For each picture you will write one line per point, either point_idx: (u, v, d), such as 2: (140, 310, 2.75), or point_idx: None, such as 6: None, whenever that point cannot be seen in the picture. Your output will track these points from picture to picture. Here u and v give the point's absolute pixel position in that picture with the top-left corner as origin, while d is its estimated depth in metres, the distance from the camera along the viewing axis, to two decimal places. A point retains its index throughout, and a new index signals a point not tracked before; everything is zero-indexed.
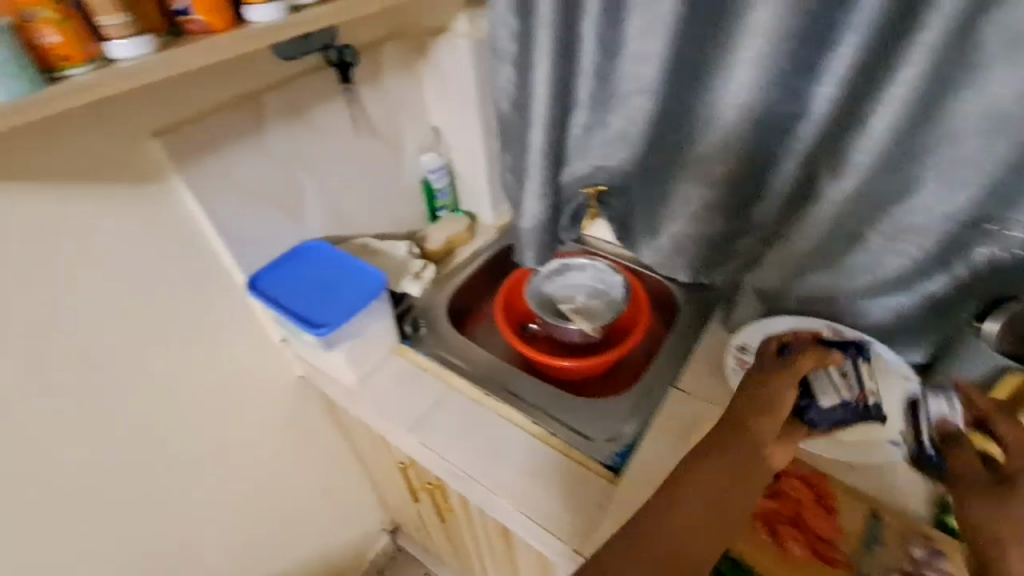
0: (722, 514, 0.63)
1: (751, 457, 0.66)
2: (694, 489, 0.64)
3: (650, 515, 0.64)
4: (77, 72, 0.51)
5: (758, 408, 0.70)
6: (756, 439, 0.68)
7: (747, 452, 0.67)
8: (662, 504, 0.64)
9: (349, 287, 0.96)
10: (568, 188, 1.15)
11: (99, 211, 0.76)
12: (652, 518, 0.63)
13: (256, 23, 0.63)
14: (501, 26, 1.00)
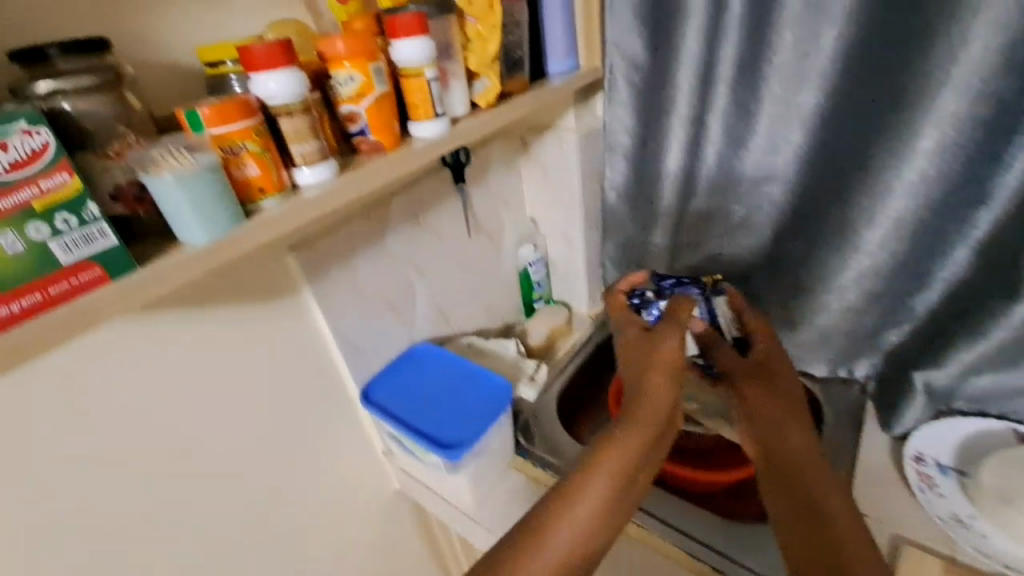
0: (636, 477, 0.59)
1: (666, 418, 0.63)
2: (641, 446, 0.60)
3: (589, 476, 0.58)
4: (270, 203, 0.47)
5: (645, 367, 0.67)
6: (654, 407, 0.63)
7: (659, 416, 0.63)
8: (614, 477, 0.58)
9: (474, 397, 0.89)
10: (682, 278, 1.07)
11: (233, 333, 0.71)
12: (625, 483, 0.58)
13: (421, 139, 0.60)
14: (614, 123, 0.95)
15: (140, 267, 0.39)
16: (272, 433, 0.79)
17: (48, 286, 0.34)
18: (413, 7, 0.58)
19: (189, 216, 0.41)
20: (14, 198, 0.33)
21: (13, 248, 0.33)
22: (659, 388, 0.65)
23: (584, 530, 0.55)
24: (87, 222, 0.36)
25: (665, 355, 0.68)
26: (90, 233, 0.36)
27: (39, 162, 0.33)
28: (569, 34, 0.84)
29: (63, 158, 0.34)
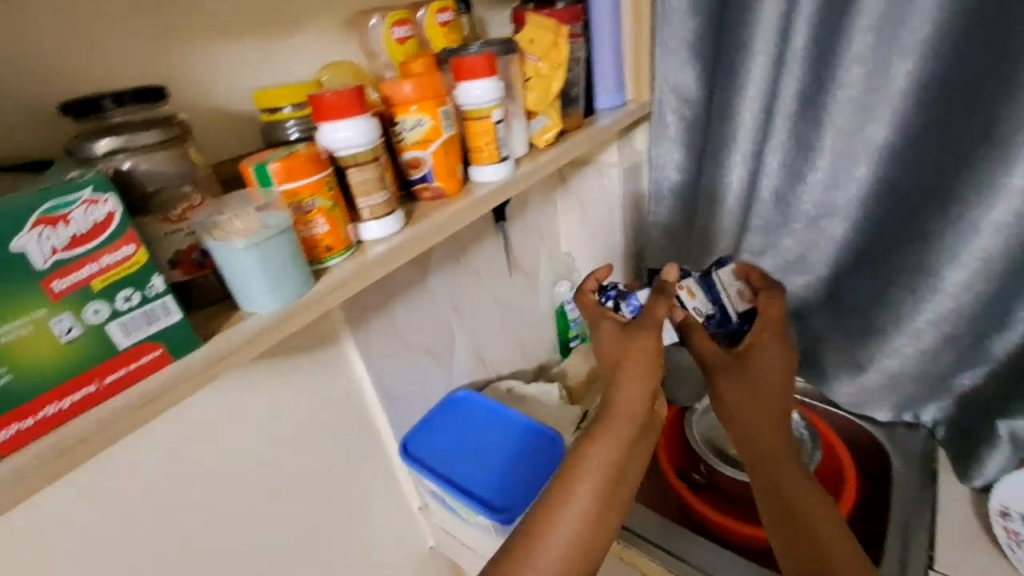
0: (624, 473, 0.51)
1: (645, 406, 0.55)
2: (623, 440, 0.52)
3: (572, 474, 0.50)
4: (335, 262, 0.43)
5: (618, 357, 0.57)
6: (629, 397, 0.55)
7: (639, 405, 0.55)
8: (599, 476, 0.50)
9: (523, 451, 0.82)
10: None
11: (271, 387, 0.65)
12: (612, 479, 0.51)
13: (483, 185, 0.56)
14: (661, 160, 0.94)
15: (203, 341, 0.35)
16: (306, 494, 0.72)
17: (103, 374, 0.30)
18: (478, 47, 0.55)
19: (255, 284, 0.36)
20: (73, 277, 0.28)
21: (68, 333, 0.28)
22: (636, 376, 0.55)
23: (583, 535, 0.48)
24: (149, 298, 0.31)
25: (631, 345, 0.57)
26: (152, 310, 0.31)
27: (103, 235, 0.29)
28: (620, 67, 0.81)
29: (129, 228, 0.30)
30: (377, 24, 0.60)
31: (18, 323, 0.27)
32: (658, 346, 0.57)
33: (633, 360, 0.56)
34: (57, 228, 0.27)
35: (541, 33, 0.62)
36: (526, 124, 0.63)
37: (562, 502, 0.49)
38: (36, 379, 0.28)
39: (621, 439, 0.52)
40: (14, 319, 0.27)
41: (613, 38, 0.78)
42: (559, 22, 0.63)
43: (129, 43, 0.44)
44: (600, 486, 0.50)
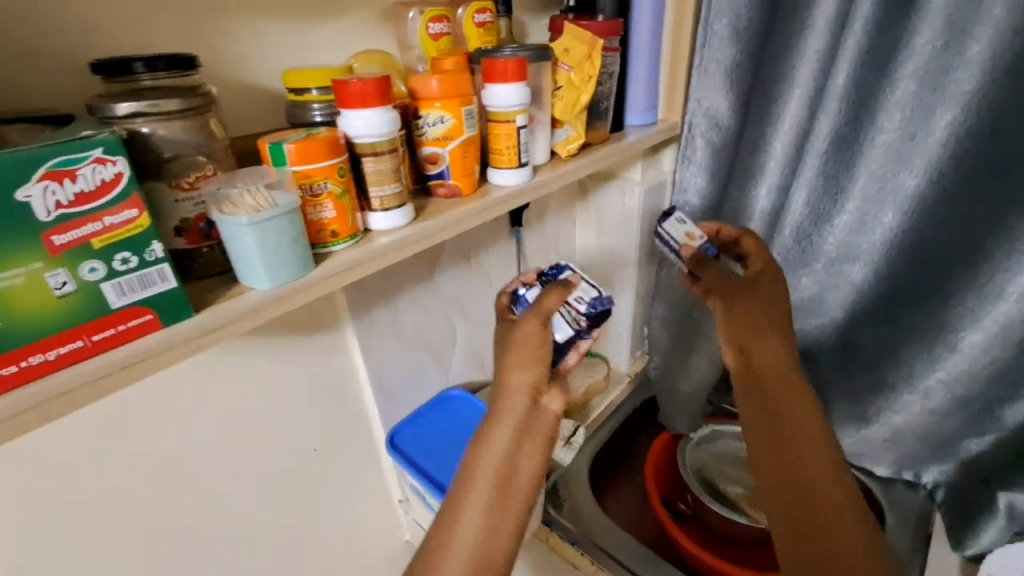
0: (517, 477, 0.48)
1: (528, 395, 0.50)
2: (509, 440, 0.49)
3: (465, 484, 0.47)
4: (339, 247, 0.43)
5: (505, 348, 0.53)
6: (516, 388, 0.50)
7: (527, 401, 0.50)
8: (486, 484, 0.47)
9: None
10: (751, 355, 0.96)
11: (264, 361, 0.65)
12: (498, 482, 0.47)
13: (499, 187, 0.56)
14: (685, 183, 0.90)
15: (195, 311, 0.35)
16: (287, 472, 0.72)
17: (92, 332, 0.30)
18: (511, 51, 0.55)
19: (254, 261, 0.37)
20: (73, 233, 0.29)
21: (62, 288, 0.29)
22: (519, 368, 0.51)
23: (479, 547, 0.45)
24: (146, 262, 0.31)
25: (516, 335, 0.52)
26: (147, 275, 0.32)
27: (107, 195, 0.29)
28: (654, 86, 0.80)
29: (136, 192, 0.30)
30: (414, 17, 0.60)
31: (14, 273, 0.27)
32: (546, 336, 0.52)
33: (520, 352, 0.51)
34: (63, 183, 0.28)
35: (577, 44, 0.61)
36: (551, 132, 0.63)
37: (456, 512, 0.46)
38: (26, 329, 0.28)
39: (507, 438, 0.49)
40: (10, 268, 0.27)
41: (650, 57, 0.77)
42: (597, 35, 0.63)
43: (166, 11, 0.45)
44: (488, 495, 0.47)
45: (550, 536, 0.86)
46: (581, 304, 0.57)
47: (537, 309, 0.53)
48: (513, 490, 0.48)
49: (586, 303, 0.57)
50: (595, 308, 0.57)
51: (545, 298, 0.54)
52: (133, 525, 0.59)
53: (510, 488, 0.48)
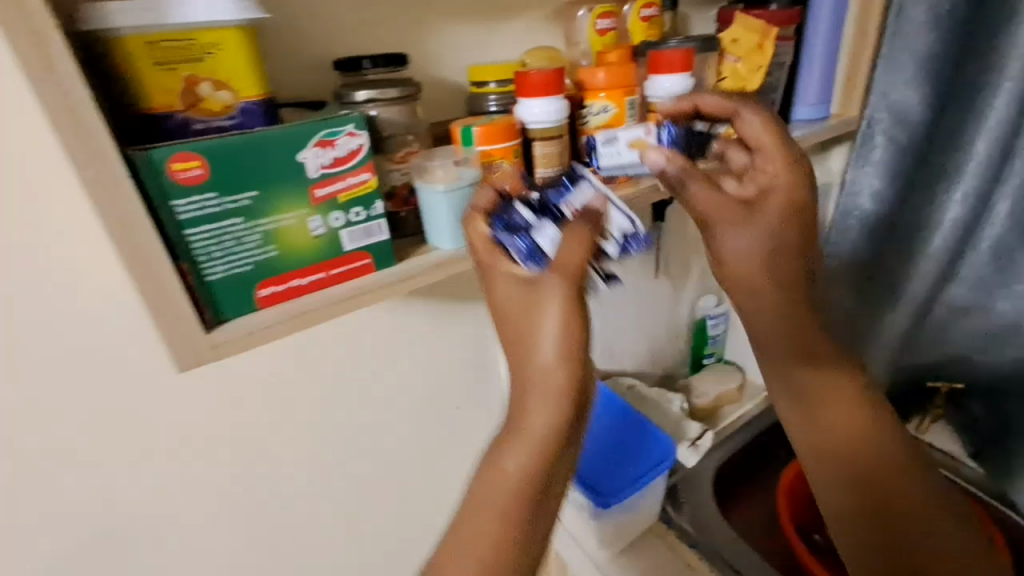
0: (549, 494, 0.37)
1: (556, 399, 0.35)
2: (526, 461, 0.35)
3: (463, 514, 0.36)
4: None
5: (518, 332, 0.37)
6: (540, 402, 0.35)
7: (569, 423, 0.36)
8: (499, 522, 0.35)
9: (632, 449, 0.81)
10: (928, 363, 0.91)
11: (423, 322, 0.74)
12: (524, 521, 0.36)
13: None
14: (857, 185, 0.83)
15: (397, 261, 0.42)
16: (432, 424, 0.81)
17: (331, 267, 0.39)
18: (677, 42, 0.56)
19: (443, 225, 0.44)
20: (330, 188, 0.37)
21: (317, 231, 0.38)
22: (543, 359, 0.35)
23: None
24: (371, 216, 0.40)
25: (538, 325, 0.35)
26: (370, 227, 0.40)
27: (354, 161, 0.38)
28: (829, 78, 0.75)
29: (371, 160, 0.38)
30: (584, 16, 0.64)
31: (292, 216, 0.36)
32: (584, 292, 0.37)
33: (552, 346, 0.35)
34: (327, 149, 0.36)
35: (745, 35, 0.60)
36: None
37: (455, 557, 0.35)
38: (293, 260, 0.37)
39: (523, 463, 0.36)
40: (290, 212, 0.36)
41: (827, 46, 0.72)
42: (769, 24, 0.60)
43: (383, 18, 0.54)
44: (509, 538, 0.35)
45: (668, 535, 0.86)
46: (608, 241, 0.42)
47: (563, 272, 0.35)
48: (527, 524, 0.36)
49: (618, 242, 0.43)
50: (627, 246, 0.43)
51: (565, 247, 0.36)
52: (317, 448, 0.71)
53: (529, 521, 0.36)
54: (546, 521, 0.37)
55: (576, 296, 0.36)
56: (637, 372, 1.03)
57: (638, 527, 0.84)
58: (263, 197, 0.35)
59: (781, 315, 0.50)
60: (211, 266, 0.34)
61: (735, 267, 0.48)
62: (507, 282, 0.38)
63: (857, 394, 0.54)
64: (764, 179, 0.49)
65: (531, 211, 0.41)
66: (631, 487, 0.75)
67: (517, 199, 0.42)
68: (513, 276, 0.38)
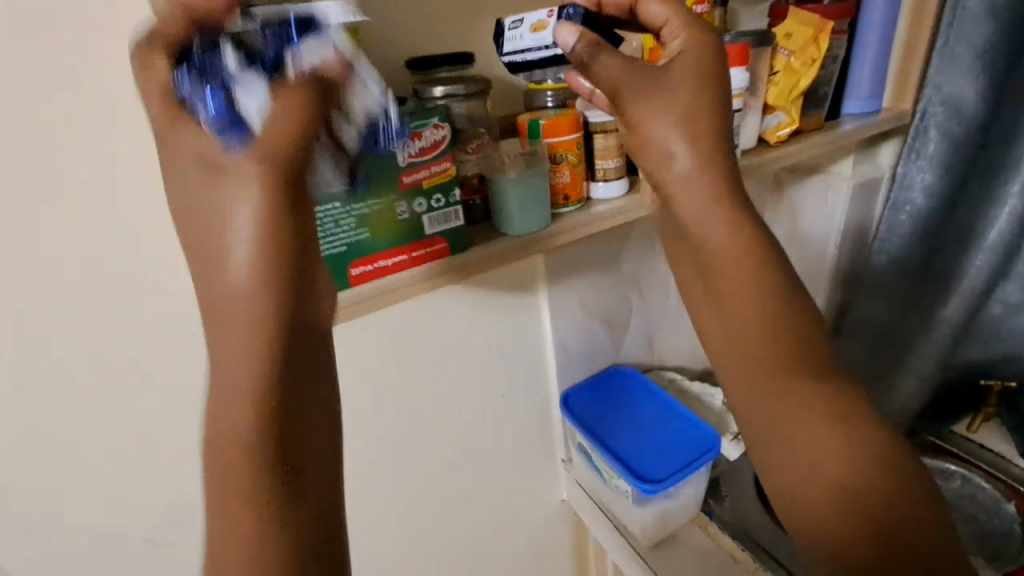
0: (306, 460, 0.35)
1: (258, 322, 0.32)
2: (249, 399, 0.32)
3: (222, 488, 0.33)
4: (567, 210, 0.51)
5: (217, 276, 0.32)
6: (237, 327, 0.32)
7: (280, 324, 0.33)
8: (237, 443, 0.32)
9: (677, 438, 0.83)
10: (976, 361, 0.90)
11: (476, 310, 0.78)
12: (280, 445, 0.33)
13: None
14: (908, 179, 0.82)
15: (468, 246, 0.46)
16: (479, 409, 0.85)
17: (410, 251, 0.43)
18: (733, 37, 0.57)
19: (514, 212, 0.47)
20: (415, 176, 0.41)
21: (402, 216, 0.41)
22: (238, 273, 0.32)
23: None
24: (450, 203, 0.43)
25: (229, 217, 0.31)
26: (449, 213, 0.43)
27: (436, 150, 0.41)
28: (883, 72, 0.74)
29: (451, 151, 0.42)
30: None
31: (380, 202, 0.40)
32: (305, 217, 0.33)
33: (244, 248, 0.32)
34: (413, 141, 0.40)
35: (801, 28, 0.61)
36: (760, 118, 0.64)
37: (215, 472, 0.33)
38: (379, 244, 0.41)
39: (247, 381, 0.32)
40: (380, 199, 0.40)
41: (882, 40, 0.71)
42: (826, 17, 0.62)
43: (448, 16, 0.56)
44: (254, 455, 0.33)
45: (710, 525, 0.87)
46: (348, 129, 0.35)
47: (264, 157, 0.31)
48: (297, 501, 0.34)
49: (362, 121, 0.35)
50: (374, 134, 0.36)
51: (273, 120, 0.31)
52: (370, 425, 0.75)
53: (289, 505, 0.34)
54: (324, 489, 0.36)
55: (276, 191, 0.31)
56: (677, 367, 1.04)
57: (681, 517, 0.86)
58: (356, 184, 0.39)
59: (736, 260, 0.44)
60: None
61: (649, 136, 0.45)
62: (200, 181, 0.32)
63: (832, 378, 0.42)
64: (672, 45, 0.46)
65: (259, 66, 0.34)
66: (674, 475, 0.77)
67: (223, 40, 0.35)
68: (197, 153, 0.32)
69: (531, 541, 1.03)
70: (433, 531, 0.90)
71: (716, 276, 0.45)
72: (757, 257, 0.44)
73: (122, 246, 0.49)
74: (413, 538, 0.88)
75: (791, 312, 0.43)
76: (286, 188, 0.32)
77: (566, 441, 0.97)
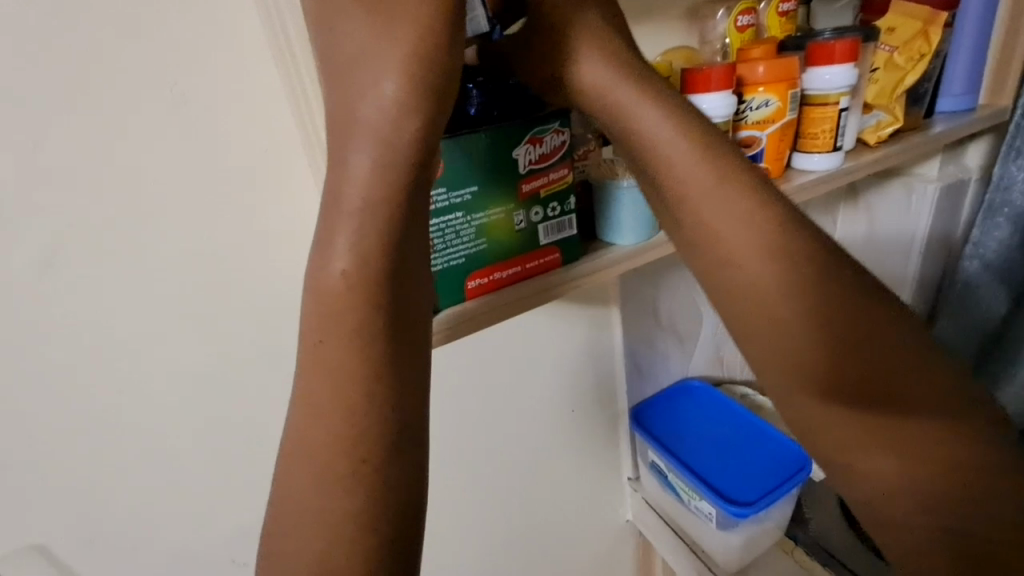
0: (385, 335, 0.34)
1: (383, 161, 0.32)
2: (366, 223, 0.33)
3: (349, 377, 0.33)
4: None
5: (346, 80, 0.33)
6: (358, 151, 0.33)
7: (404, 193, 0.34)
8: (347, 303, 0.33)
9: (757, 456, 0.80)
10: None
11: (551, 321, 0.75)
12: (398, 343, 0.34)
13: (805, 173, 0.56)
14: (1007, 180, 0.77)
15: (580, 257, 0.45)
16: (548, 426, 0.82)
17: (526, 260, 0.41)
18: (835, 33, 0.54)
19: (629, 218, 0.45)
20: (534, 183, 0.40)
21: (520, 225, 0.40)
22: (372, 114, 0.33)
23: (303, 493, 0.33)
24: (565, 212, 0.42)
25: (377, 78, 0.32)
26: (562, 222, 0.42)
27: (556, 157, 0.41)
28: (979, 68, 0.71)
29: (567, 158, 0.41)
30: (724, 15, 0.63)
31: (500, 211, 0.39)
32: None
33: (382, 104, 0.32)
34: (533, 147, 0.39)
35: (906, 22, 0.59)
36: (860, 117, 0.60)
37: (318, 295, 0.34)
38: (497, 253, 0.40)
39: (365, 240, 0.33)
40: (499, 207, 0.39)
41: (980, 32, 0.67)
42: (935, 9, 0.59)
43: None
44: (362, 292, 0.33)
45: (796, 550, 0.82)
46: None
47: None
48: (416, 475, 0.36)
49: None
50: None
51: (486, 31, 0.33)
52: (443, 437, 0.74)
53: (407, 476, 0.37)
54: None
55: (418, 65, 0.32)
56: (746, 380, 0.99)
57: (765, 541, 0.81)
58: (479, 194, 0.38)
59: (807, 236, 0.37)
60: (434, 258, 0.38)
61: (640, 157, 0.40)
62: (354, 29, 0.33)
63: (909, 376, 0.36)
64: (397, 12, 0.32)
65: None
66: (765, 497, 0.73)
67: None
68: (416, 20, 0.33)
69: (599, 557, 0.99)
70: (500, 548, 0.87)
71: (731, 299, 0.39)
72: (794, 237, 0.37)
73: (224, 255, 0.50)
74: (483, 552, 0.86)
75: None
76: (442, 78, 0.33)
77: (633, 458, 0.92)
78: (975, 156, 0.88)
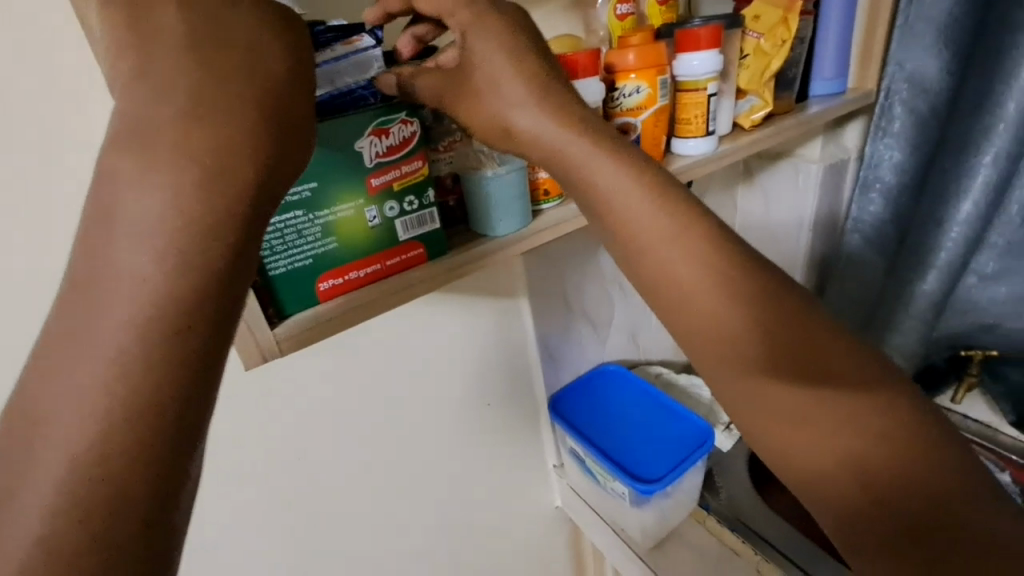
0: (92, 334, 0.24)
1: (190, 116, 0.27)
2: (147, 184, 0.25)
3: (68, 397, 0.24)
4: (548, 206, 0.49)
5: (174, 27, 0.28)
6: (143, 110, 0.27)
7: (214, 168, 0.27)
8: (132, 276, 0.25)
9: (666, 431, 0.82)
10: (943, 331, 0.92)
11: (455, 315, 0.73)
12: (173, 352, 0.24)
13: (684, 157, 0.58)
14: (877, 157, 0.84)
15: (447, 248, 0.43)
16: (465, 421, 0.81)
17: (386, 257, 0.40)
18: (702, 21, 0.56)
19: (496, 206, 0.44)
20: (384, 177, 0.39)
21: (374, 221, 0.39)
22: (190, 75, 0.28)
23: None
24: (424, 205, 0.41)
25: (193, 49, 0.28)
26: (423, 215, 0.41)
27: (405, 149, 0.39)
28: (845, 52, 0.75)
29: (420, 149, 0.40)
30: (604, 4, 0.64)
31: (349, 207, 0.38)
32: None
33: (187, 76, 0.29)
34: (380, 139, 0.38)
35: (769, 10, 0.61)
36: (734, 103, 0.63)
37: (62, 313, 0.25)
38: (349, 252, 0.39)
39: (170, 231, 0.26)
40: (348, 203, 0.38)
41: (842, 19, 0.71)
42: None
43: None
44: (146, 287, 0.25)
45: (709, 520, 0.84)
46: None
47: None
48: None
49: None
50: None
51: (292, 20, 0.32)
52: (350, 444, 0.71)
53: None
54: None
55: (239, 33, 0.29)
56: (662, 361, 1.02)
57: (679, 513, 0.84)
58: (321, 189, 0.36)
59: (654, 224, 0.38)
60: (275, 260, 0.36)
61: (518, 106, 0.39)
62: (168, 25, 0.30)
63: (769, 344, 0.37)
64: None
65: None
66: (671, 471, 0.75)
67: None
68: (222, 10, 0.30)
69: (529, 548, 1.00)
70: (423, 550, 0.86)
71: None
72: (656, 219, 0.38)
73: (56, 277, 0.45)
74: (405, 557, 0.84)
75: (719, 304, 0.37)
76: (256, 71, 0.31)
77: (556, 446, 0.93)
78: (852, 136, 0.94)
